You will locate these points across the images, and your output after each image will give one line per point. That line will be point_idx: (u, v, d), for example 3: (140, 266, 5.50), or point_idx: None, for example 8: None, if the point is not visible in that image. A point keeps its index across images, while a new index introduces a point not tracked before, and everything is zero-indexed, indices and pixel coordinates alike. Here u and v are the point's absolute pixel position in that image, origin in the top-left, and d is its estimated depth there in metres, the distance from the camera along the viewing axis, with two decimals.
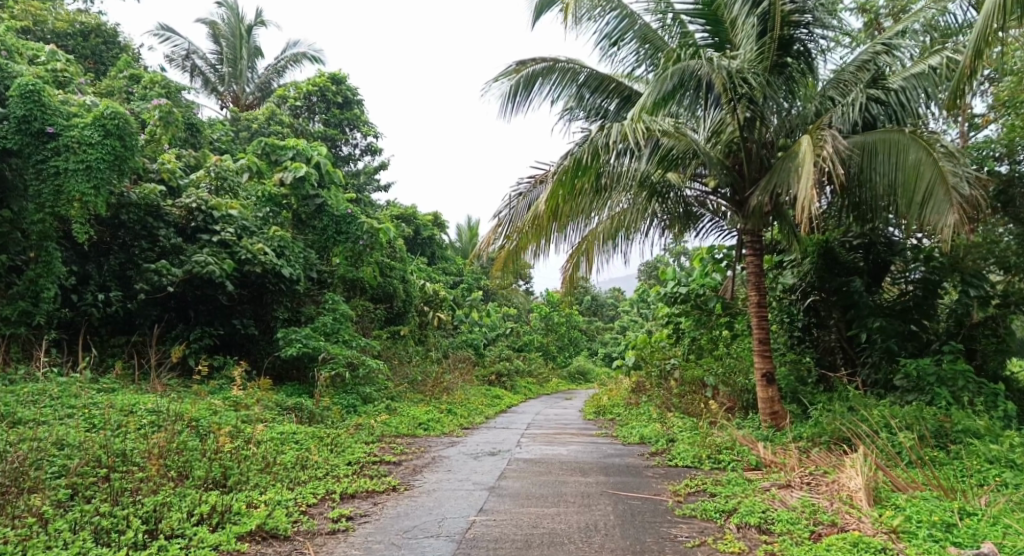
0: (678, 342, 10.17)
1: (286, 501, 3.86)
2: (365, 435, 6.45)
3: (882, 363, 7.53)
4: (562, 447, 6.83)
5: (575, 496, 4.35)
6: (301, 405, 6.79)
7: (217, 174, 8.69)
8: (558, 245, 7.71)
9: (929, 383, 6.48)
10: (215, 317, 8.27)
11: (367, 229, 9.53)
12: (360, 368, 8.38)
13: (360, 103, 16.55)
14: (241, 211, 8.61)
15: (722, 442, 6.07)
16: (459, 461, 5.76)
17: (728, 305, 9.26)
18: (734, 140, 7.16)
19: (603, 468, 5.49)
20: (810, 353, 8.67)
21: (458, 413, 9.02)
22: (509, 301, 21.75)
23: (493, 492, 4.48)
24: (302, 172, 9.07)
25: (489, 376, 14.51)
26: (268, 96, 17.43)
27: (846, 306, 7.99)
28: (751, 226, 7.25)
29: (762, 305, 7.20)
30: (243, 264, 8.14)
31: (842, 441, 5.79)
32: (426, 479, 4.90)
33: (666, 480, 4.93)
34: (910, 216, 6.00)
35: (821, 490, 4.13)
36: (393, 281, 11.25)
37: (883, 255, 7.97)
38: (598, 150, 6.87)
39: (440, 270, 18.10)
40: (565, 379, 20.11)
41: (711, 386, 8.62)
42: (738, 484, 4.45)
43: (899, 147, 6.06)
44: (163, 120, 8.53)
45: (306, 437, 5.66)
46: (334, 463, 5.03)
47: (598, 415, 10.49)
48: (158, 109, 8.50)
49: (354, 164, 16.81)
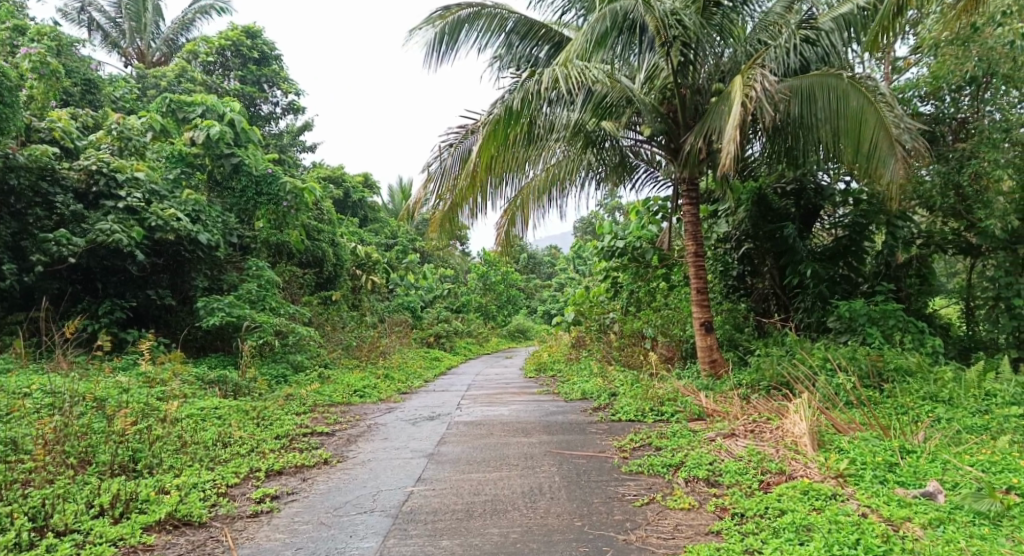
0: (616, 296, 10.12)
1: (202, 484, 3.44)
2: (297, 406, 6.07)
3: (815, 308, 7.73)
4: (503, 406, 6.67)
5: (519, 458, 4.18)
6: (224, 378, 6.24)
7: (121, 135, 7.81)
8: (493, 200, 7.33)
9: (860, 324, 6.67)
10: (124, 288, 7.45)
11: (291, 189, 8.84)
12: (290, 337, 7.94)
13: (279, 58, 15.41)
14: (149, 172, 7.68)
15: (664, 393, 6.02)
16: (396, 428, 5.48)
17: (664, 257, 9.24)
18: (667, 87, 7.10)
19: (546, 427, 5.34)
20: (745, 300, 8.80)
21: (396, 377, 8.73)
22: (446, 263, 21.37)
23: (432, 459, 4.25)
24: (216, 132, 8.20)
25: (427, 338, 14.22)
26: (176, 53, 16.00)
27: (780, 252, 8.11)
28: (687, 173, 7.12)
29: (700, 255, 7.15)
30: (154, 231, 7.33)
31: (780, 386, 5.87)
32: (361, 449, 4.61)
33: (610, 436, 4.82)
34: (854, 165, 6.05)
35: (765, 437, 4.09)
36: (322, 245, 10.67)
37: (813, 201, 8.10)
38: (530, 97, 6.54)
39: (373, 232, 17.45)
40: (504, 337, 20.09)
41: (650, 338, 8.63)
42: (683, 435, 4.38)
43: (838, 92, 5.99)
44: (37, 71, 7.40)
45: (229, 412, 5.21)
46: (261, 438, 4.64)
47: (538, 371, 10.42)
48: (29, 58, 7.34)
49: (276, 124, 15.76)
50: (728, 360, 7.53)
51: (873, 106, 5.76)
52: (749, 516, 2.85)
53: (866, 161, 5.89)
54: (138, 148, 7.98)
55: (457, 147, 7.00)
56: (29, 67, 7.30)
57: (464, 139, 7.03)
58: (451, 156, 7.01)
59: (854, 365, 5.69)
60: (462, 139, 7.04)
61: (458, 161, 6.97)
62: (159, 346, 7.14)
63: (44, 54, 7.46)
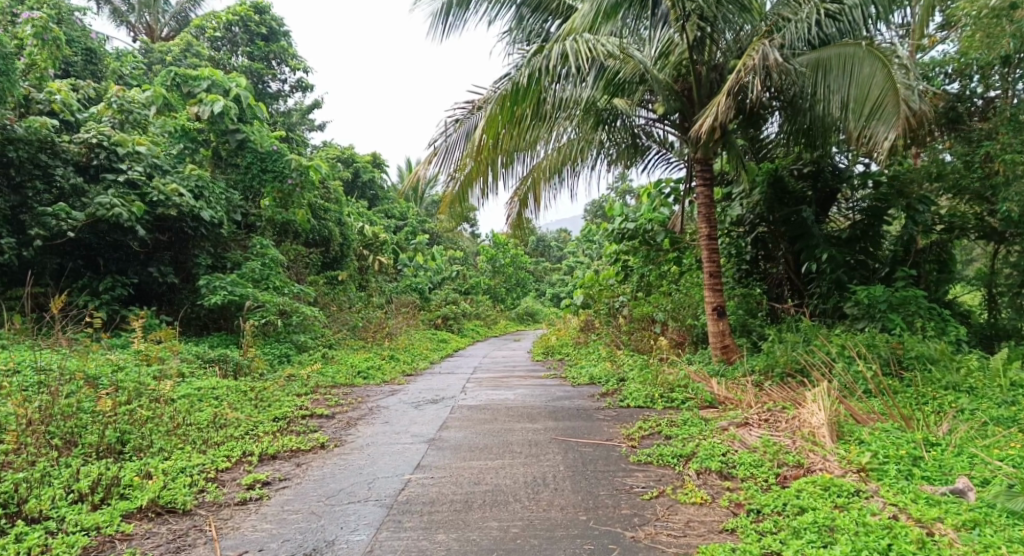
0: (626, 279, 9.91)
1: (190, 468, 3.31)
2: (298, 387, 5.95)
3: (831, 293, 7.55)
4: (509, 390, 6.52)
5: (522, 446, 4.01)
6: (225, 357, 6.13)
7: (122, 108, 7.55)
8: (502, 179, 7.14)
9: (880, 310, 6.46)
10: (126, 265, 7.31)
11: (296, 166, 8.69)
12: (294, 317, 7.81)
13: (287, 33, 15.09)
14: (151, 146, 7.49)
15: (674, 379, 5.83)
16: (398, 411, 5.34)
17: (676, 239, 8.99)
18: (682, 62, 6.83)
19: (552, 412, 5.17)
20: (759, 284, 8.62)
21: (401, 359, 8.60)
22: (455, 244, 21.20)
23: (433, 445, 4.09)
24: (220, 107, 7.96)
25: (435, 320, 14.10)
26: (184, 28, 15.81)
27: (796, 236, 7.82)
28: (701, 154, 6.87)
29: (713, 238, 6.93)
30: (156, 206, 7.18)
31: (795, 373, 5.69)
32: (359, 434, 4.47)
33: (618, 423, 4.65)
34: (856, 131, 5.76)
35: (781, 428, 3.89)
36: (328, 224, 10.50)
37: (830, 183, 7.80)
38: (538, 74, 6.24)
39: (382, 212, 17.28)
40: (513, 320, 19.96)
41: (660, 322, 8.46)
42: (695, 424, 4.19)
43: (853, 61, 5.71)
44: (38, 38, 7.33)
45: (228, 393, 5.08)
46: (259, 419, 4.51)
47: (546, 354, 10.28)
48: (31, 24, 7.29)
49: (283, 102, 15.54)
50: (741, 345, 7.33)
51: (885, 71, 5.48)
52: (766, 512, 2.68)
53: (867, 123, 5.59)
54: (142, 122, 7.78)
55: (464, 123, 6.76)
56: (31, 33, 7.27)
57: (470, 114, 6.78)
58: (458, 133, 6.78)
59: (874, 354, 5.49)
60: (469, 114, 6.80)
61: (465, 138, 6.74)
62: (161, 324, 7.04)
63: (45, 20, 7.38)
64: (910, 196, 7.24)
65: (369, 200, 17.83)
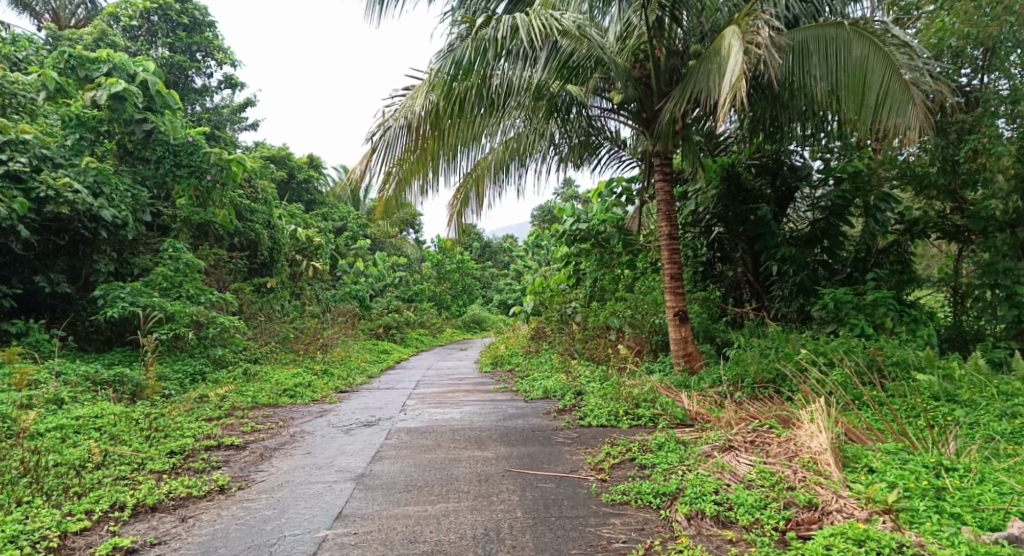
0: (579, 284, 9.38)
1: (24, 535, 2.56)
2: (209, 410, 5.07)
3: (794, 297, 7.25)
4: (455, 407, 5.84)
5: (470, 482, 3.33)
6: (121, 378, 5.12)
7: (2, 89, 6.55)
8: (446, 175, 6.52)
9: (849, 315, 6.27)
10: (7, 272, 6.18)
11: (215, 160, 7.77)
12: (210, 328, 6.89)
13: (212, 24, 13.98)
14: (38, 135, 6.33)
15: (640, 393, 5.25)
16: (325, 437, 4.57)
17: (630, 242, 8.50)
18: (642, 46, 6.43)
19: (503, 435, 4.49)
20: (718, 288, 8.30)
21: (335, 373, 7.75)
22: (399, 251, 20.35)
23: (361, 484, 3.35)
24: (121, 90, 6.92)
25: (376, 330, 13.18)
26: (94, 15, 14.36)
27: (754, 236, 7.60)
28: (661, 147, 6.40)
29: (674, 237, 6.43)
30: (42, 202, 6.08)
31: (766, 383, 5.32)
32: (275, 467, 3.68)
33: (580, 448, 4.02)
34: (857, 122, 5.38)
35: (775, 452, 3.36)
36: (255, 226, 9.53)
37: (790, 181, 7.59)
38: (488, 46, 5.58)
39: (319, 216, 16.23)
40: (459, 328, 19.22)
41: (616, 329, 7.96)
42: (672, 450, 3.63)
43: (837, 43, 5.34)
44: None
45: (114, 422, 4.06)
46: (146, 456, 3.57)
47: (495, 365, 9.60)
48: None
49: (210, 99, 14.29)
50: (704, 353, 6.86)
51: (881, 53, 5.13)
52: None
53: (875, 114, 5.21)
54: (29, 106, 6.81)
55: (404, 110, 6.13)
56: None
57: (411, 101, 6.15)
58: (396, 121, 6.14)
59: (852, 362, 5.09)
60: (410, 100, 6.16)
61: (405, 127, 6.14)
62: (51, 340, 5.99)
63: None
64: (867, 196, 7.08)
65: (305, 203, 16.77)
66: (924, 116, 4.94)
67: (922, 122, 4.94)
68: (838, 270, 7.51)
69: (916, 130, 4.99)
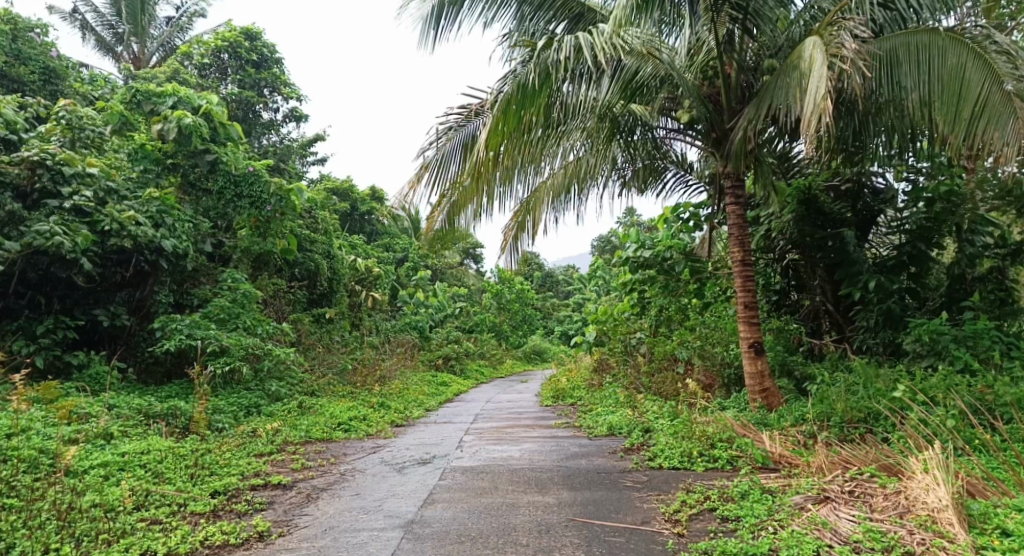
0: (644, 313, 8.96)
1: None
2: (260, 444, 4.97)
3: (881, 327, 6.63)
4: (514, 444, 5.53)
5: (529, 533, 3.02)
6: (175, 411, 5.08)
7: (71, 125, 6.76)
8: (501, 200, 6.32)
9: (948, 347, 5.63)
10: (70, 303, 6.38)
11: (275, 190, 7.87)
12: (267, 360, 6.86)
13: (279, 61, 14.51)
14: (104, 168, 6.58)
15: (715, 431, 4.82)
16: (377, 476, 4.35)
17: (697, 269, 8.05)
18: (710, 62, 6.14)
19: (565, 478, 4.14)
20: (794, 318, 7.75)
21: (392, 406, 7.58)
22: (459, 281, 20.34)
23: (409, 533, 3.07)
24: (188, 123, 7.15)
25: (435, 361, 13.05)
26: (172, 54, 15.22)
27: (833, 263, 7.06)
28: (731, 167, 6.03)
29: (747, 262, 5.99)
30: (107, 235, 6.22)
31: (857, 422, 4.86)
32: (321, 510, 3.47)
33: (652, 494, 3.64)
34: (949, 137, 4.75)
35: (882, 505, 2.91)
36: (315, 256, 9.59)
37: (872, 206, 7.14)
38: (551, 69, 5.39)
39: (380, 246, 16.41)
40: (520, 359, 18.92)
41: (684, 361, 7.51)
42: (757, 499, 3.22)
43: (930, 51, 4.86)
44: None
45: (160, 458, 3.96)
46: (187, 497, 3.45)
47: (556, 398, 9.23)
48: None
49: (277, 133, 14.77)
50: (782, 389, 6.31)
51: (981, 62, 4.56)
52: None
53: (968, 127, 4.57)
54: (96, 140, 7.05)
55: (459, 131, 6.01)
56: None
57: (467, 121, 6.00)
58: (450, 144, 6.02)
59: (959, 400, 4.51)
60: (464, 121, 6.01)
61: (459, 149, 6.00)
62: (111, 372, 6.06)
63: None
64: (961, 218, 6.44)
65: (366, 234, 17.02)
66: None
67: (1021, 136, 4.24)
68: (927, 298, 6.85)
69: (1014, 144, 4.28)
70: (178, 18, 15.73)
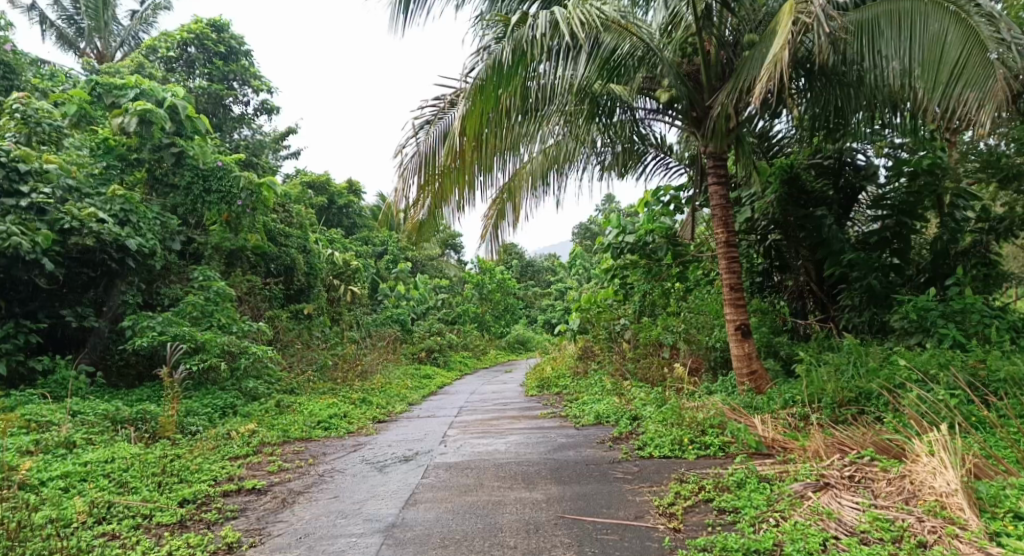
0: (628, 299, 8.83)
1: None
2: (235, 447, 4.75)
3: (866, 306, 6.56)
4: (499, 437, 5.37)
5: (518, 534, 2.87)
6: (144, 416, 4.84)
7: (27, 119, 6.32)
8: (485, 190, 6.05)
9: (935, 324, 5.58)
10: (34, 306, 6.03)
11: (245, 184, 7.59)
12: (241, 359, 6.60)
13: (248, 52, 14.11)
14: (63, 164, 6.23)
15: (706, 417, 4.70)
16: (357, 476, 4.16)
17: (680, 252, 7.93)
18: (689, 38, 6.01)
19: (553, 471, 3.98)
20: (779, 299, 7.67)
21: (373, 402, 7.38)
22: (441, 273, 20.11)
23: (390, 538, 2.89)
24: (147, 114, 6.79)
25: (418, 354, 12.84)
26: (135, 48, 14.73)
27: (817, 242, 6.98)
28: (714, 147, 5.92)
29: (732, 245, 5.88)
30: (67, 233, 5.92)
31: (848, 402, 4.80)
32: (297, 516, 3.28)
33: (645, 485, 3.51)
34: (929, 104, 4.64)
35: (886, 492, 2.84)
36: (290, 250, 9.32)
37: (854, 183, 7.02)
38: (526, 46, 5.17)
39: (359, 239, 16.12)
40: (504, 349, 18.79)
41: (670, 346, 7.41)
42: (755, 488, 3.12)
43: (913, 17, 4.68)
44: None
45: (124, 466, 3.72)
46: (153, 506, 3.22)
47: (542, 388, 9.08)
48: None
49: (248, 126, 14.36)
50: (769, 371, 6.22)
51: (963, 25, 4.40)
52: None
53: (947, 93, 4.45)
54: (55, 134, 6.58)
55: (436, 124, 5.80)
56: None
57: (443, 113, 5.81)
58: (429, 137, 5.79)
59: (951, 378, 4.44)
60: (440, 113, 5.84)
61: (438, 143, 5.76)
62: (76, 377, 5.78)
63: None
64: (942, 195, 6.40)
65: (344, 228, 16.71)
66: (1003, 94, 4.12)
67: (998, 100, 4.13)
68: (912, 273, 6.75)
69: (990, 109, 4.17)
70: (141, 11, 15.27)
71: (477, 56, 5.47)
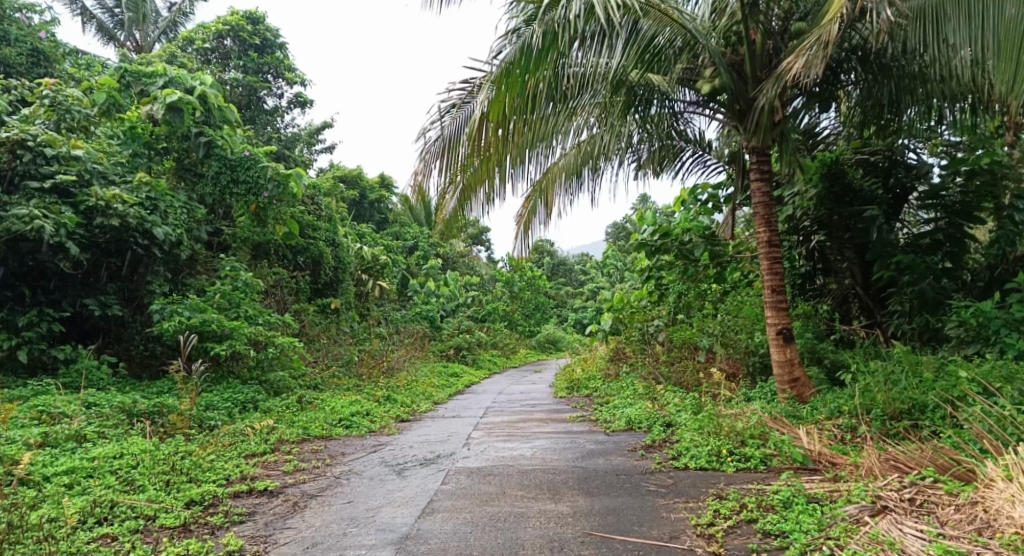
0: (662, 300, 8.52)
1: None
2: (253, 444, 4.63)
3: (917, 312, 6.13)
4: (525, 441, 5.14)
5: (539, 552, 2.64)
6: (161, 409, 4.74)
7: (56, 106, 6.31)
8: (513, 183, 5.83)
9: (998, 332, 5.16)
10: (59, 295, 6.00)
11: (273, 175, 7.48)
12: (265, 352, 6.48)
13: (283, 45, 14.14)
14: (89, 151, 6.22)
15: (746, 427, 4.39)
16: (373, 480, 3.97)
17: (718, 252, 7.56)
18: (735, 26, 5.69)
19: (580, 481, 3.73)
20: (823, 303, 7.27)
21: (398, 399, 7.22)
22: (472, 270, 19.97)
23: (401, 551, 2.69)
24: (176, 100, 6.88)
25: (446, 351, 12.68)
26: (173, 40, 14.91)
27: (864, 244, 6.56)
28: (756, 142, 5.57)
29: (774, 244, 5.54)
30: (93, 218, 5.89)
31: (899, 415, 4.47)
32: (307, 522, 3.10)
33: (680, 500, 3.25)
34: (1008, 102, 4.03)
35: (955, 520, 2.51)
36: (320, 244, 9.24)
37: (905, 181, 6.58)
38: (559, 30, 4.92)
39: (391, 234, 16.06)
40: (533, 348, 18.57)
41: (705, 349, 7.08)
42: (803, 507, 2.82)
43: (985, 3, 4.14)
44: None
45: (134, 462, 3.60)
46: (158, 507, 3.08)
47: (571, 390, 8.83)
48: None
49: (281, 119, 14.40)
50: (813, 379, 5.86)
51: None
52: None
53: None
54: (84, 122, 6.56)
55: (462, 109, 5.60)
56: None
57: (470, 97, 5.60)
58: (455, 122, 5.60)
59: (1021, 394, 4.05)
60: (467, 97, 5.64)
61: (464, 128, 5.56)
62: (100, 367, 5.75)
63: None
64: (1000, 196, 6.03)
65: (376, 223, 16.67)
66: None
67: None
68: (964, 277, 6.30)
69: None
70: (179, 3, 15.44)
71: (506, 40, 5.20)
